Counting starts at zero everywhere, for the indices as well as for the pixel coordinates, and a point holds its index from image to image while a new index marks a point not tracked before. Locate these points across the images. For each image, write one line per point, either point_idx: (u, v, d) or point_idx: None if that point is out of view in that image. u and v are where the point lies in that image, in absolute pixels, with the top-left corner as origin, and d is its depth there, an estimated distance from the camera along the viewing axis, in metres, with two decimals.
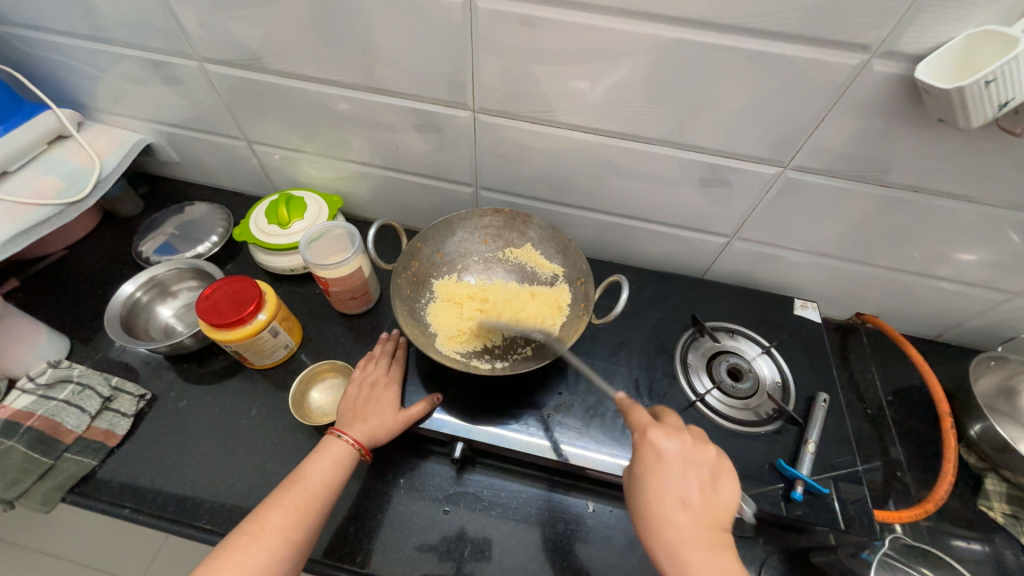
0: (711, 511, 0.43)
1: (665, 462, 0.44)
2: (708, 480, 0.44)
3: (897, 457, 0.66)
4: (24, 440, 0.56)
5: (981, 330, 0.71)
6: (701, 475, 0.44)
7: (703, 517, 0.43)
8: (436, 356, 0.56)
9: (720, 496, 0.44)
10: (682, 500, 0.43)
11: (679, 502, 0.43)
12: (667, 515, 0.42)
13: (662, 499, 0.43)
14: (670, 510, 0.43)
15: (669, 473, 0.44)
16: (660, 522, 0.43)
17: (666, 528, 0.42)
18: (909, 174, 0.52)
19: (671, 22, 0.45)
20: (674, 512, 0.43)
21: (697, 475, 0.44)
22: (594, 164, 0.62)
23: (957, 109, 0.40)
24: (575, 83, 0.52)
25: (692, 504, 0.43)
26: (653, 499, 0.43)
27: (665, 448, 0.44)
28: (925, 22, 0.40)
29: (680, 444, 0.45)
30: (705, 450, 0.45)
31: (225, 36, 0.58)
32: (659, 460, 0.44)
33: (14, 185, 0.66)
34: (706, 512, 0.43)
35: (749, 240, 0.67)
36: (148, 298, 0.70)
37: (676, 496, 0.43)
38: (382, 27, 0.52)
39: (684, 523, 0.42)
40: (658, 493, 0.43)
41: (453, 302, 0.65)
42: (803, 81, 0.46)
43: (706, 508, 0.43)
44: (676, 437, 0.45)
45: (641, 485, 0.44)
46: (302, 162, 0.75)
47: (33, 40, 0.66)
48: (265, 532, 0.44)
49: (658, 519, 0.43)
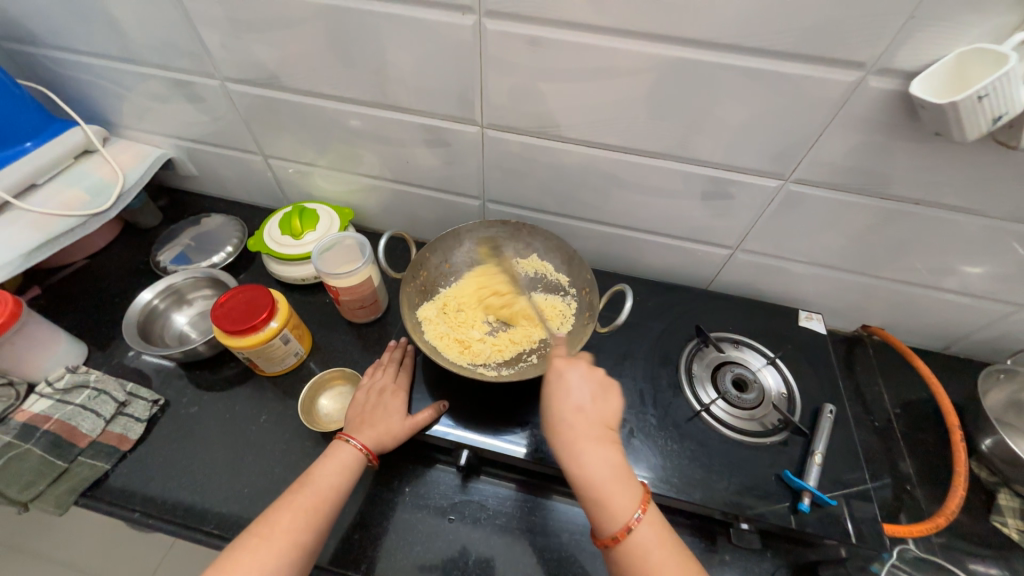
0: (602, 415, 0.48)
1: (565, 378, 0.49)
2: (602, 390, 0.49)
3: (907, 471, 0.65)
4: (41, 443, 0.58)
5: (989, 343, 0.71)
6: (595, 388, 0.49)
7: (596, 420, 0.47)
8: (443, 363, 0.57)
9: (611, 404, 0.49)
10: (578, 406, 0.48)
11: (575, 407, 0.47)
12: (566, 416, 0.47)
13: (563, 406, 0.48)
14: (566, 413, 0.47)
15: (567, 387, 0.49)
16: (559, 423, 0.47)
17: (563, 427, 0.47)
18: (908, 187, 0.53)
19: (671, 42, 0.47)
20: (569, 416, 0.47)
21: (591, 386, 0.49)
22: (599, 177, 0.63)
23: (953, 123, 0.41)
24: (580, 99, 0.54)
25: (586, 409, 0.47)
26: (554, 408, 0.48)
27: (568, 366, 0.50)
28: (918, 40, 0.41)
29: (577, 364, 0.50)
30: (599, 369, 0.51)
31: (246, 56, 0.61)
32: (561, 377, 0.50)
33: (42, 198, 0.69)
34: (597, 417, 0.47)
35: (752, 252, 0.68)
36: (164, 306, 0.72)
37: (572, 403, 0.48)
38: (395, 47, 0.54)
39: (578, 424, 0.47)
40: (558, 403, 0.48)
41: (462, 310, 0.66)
42: (799, 97, 0.48)
43: (599, 413, 0.48)
44: (576, 361, 0.51)
45: (547, 399, 0.49)
46: (315, 175, 0.78)
47: (65, 61, 0.69)
48: (275, 534, 0.45)
49: (557, 422, 0.47)
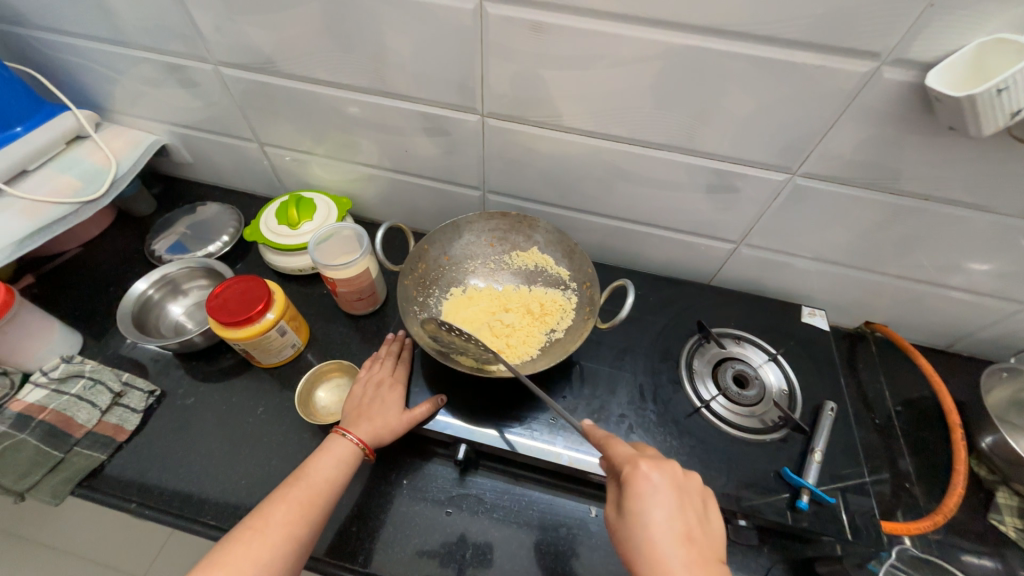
0: (708, 543, 0.41)
1: (663, 492, 0.41)
2: (699, 506, 0.43)
3: (906, 468, 0.65)
4: (36, 433, 0.57)
5: (993, 341, 0.70)
6: (693, 505, 0.42)
7: (705, 550, 0.40)
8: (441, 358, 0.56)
9: (712, 526, 0.42)
10: (683, 532, 0.40)
11: (680, 534, 0.40)
12: (675, 548, 0.39)
13: (667, 534, 0.40)
14: (671, 543, 0.39)
15: (665, 505, 0.41)
16: (663, 559, 0.39)
17: (672, 567, 0.38)
18: (918, 182, 0.51)
19: (679, 29, 0.45)
20: (676, 546, 0.39)
21: (690, 504, 0.42)
22: (602, 169, 0.62)
23: (968, 117, 0.40)
24: (585, 88, 0.53)
25: (691, 537, 0.40)
26: (654, 535, 0.40)
27: (660, 476, 0.42)
28: (935, 30, 0.40)
29: (669, 472, 0.43)
30: (693, 477, 0.44)
31: (240, 39, 0.59)
32: (657, 491, 0.41)
33: (34, 184, 0.68)
34: (705, 545, 0.40)
35: (756, 246, 0.67)
36: (159, 296, 0.71)
37: (677, 528, 0.40)
38: (394, 31, 0.53)
39: (689, 560, 0.39)
40: (660, 527, 0.40)
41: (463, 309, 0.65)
42: (810, 88, 0.46)
43: (705, 541, 0.41)
44: (664, 465, 0.43)
45: (639, 524, 0.40)
46: (312, 164, 0.76)
47: (55, 44, 0.68)
48: (269, 527, 0.45)
49: (661, 558, 0.39)
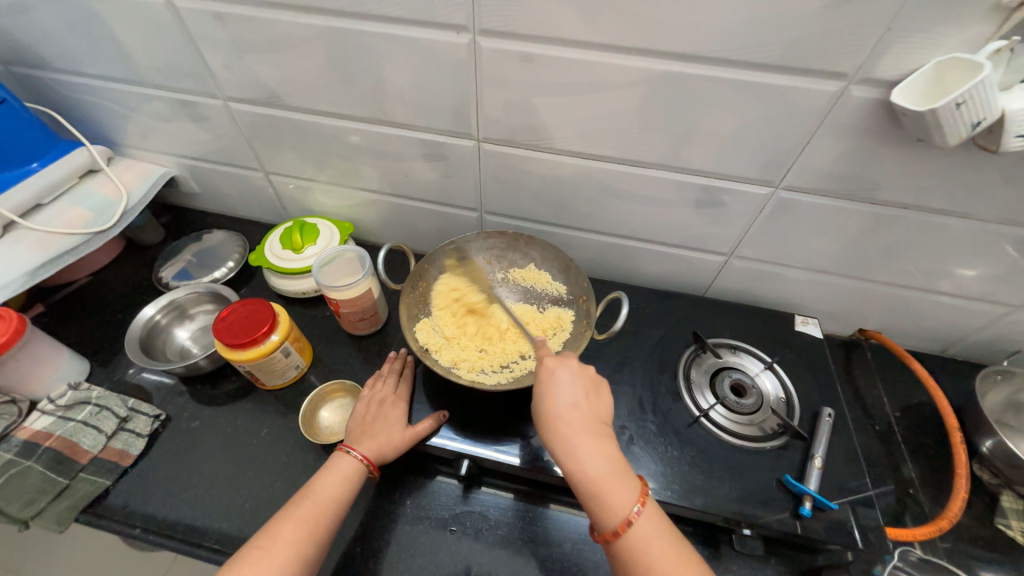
0: (595, 410, 0.47)
1: (554, 375, 0.49)
2: (592, 383, 0.49)
3: (909, 474, 0.65)
4: (43, 459, 0.58)
5: (985, 344, 0.71)
6: (587, 383, 0.49)
7: (589, 415, 0.47)
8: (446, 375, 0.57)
9: (605, 400, 0.49)
10: (574, 403, 0.47)
11: (570, 402, 0.47)
12: (560, 413, 0.46)
13: (556, 403, 0.47)
14: (561, 409, 0.47)
15: (559, 382, 0.48)
16: (553, 420, 0.46)
17: (558, 425, 0.46)
18: (896, 192, 0.54)
19: (659, 56, 0.48)
20: (566, 413, 0.47)
21: (583, 382, 0.49)
22: (593, 187, 0.65)
23: (933, 129, 0.43)
24: (574, 113, 0.56)
25: (579, 406, 0.47)
26: (548, 405, 0.47)
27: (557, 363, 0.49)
28: (896, 52, 0.43)
29: (565, 360, 0.50)
30: (588, 365, 0.50)
31: (248, 76, 0.63)
32: (553, 373, 0.49)
33: (48, 217, 0.70)
34: (592, 413, 0.47)
35: (746, 258, 0.69)
36: (166, 321, 0.73)
37: (566, 400, 0.47)
38: (393, 65, 0.56)
39: (573, 419, 0.46)
40: (553, 400, 0.47)
41: (454, 340, 0.63)
42: (786, 106, 0.49)
43: (592, 408, 0.47)
44: (563, 358, 0.50)
45: (538, 397, 0.48)
46: (315, 191, 0.79)
47: (73, 84, 0.71)
48: (277, 547, 0.45)
49: (553, 421, 0.46)
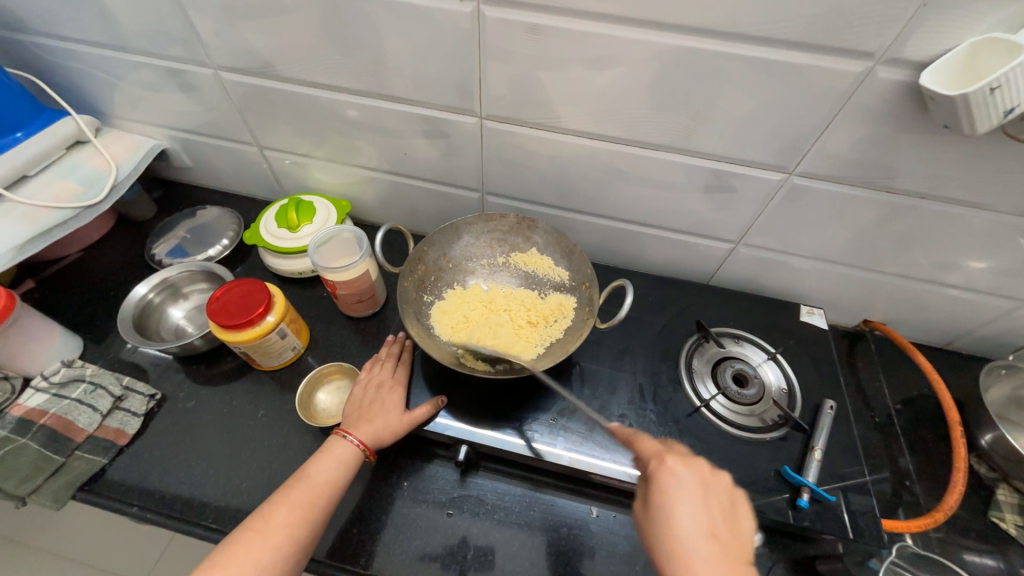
0: (736, 543, 0.41)
1: (684, 489, 0.42)
2: (727, 505, 0.43)
3: (906, 466, 0.65)
4: (37, 437, 0.57)
5: (991, 338, 0.70)
6: (719, 503, 0.42)
7: (728, 546, 0.40)
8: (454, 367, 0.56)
9: (740, 526, 0.42)
10: (712, 531, 0.40)
11: (705, 528, 0.40)
12: (694, 540, 0.40)
13: (688, 527, 0.40)
14: (697, 537, 0.40)
15: (690, 500, 0.41)
16: (687, 549, 0.39)
17: (695, 561, 0.39)
18: (914, 181, 0.52)
19: (675, 30, 0.45)
20: (701, 542, 0.40)
21: (717, 502, 0.42)
22: (600, 170, 0.62)
23: (962, 115, 0.40)
24: (582, 91, 0.53)
25: (714, 534, 0.40)
26: (677, 528, 0.40)
27: (685, 474, 0.43)
28: (927, 31, 0.40)
29: (696, 469, 0.43)
30: (722, 477, 0.44)
31: (240, 44, 0.59)
32: (680, 485, 0.42)
33: (34, 189, 0.68)
34: (732, 546, 0.40)
35: (754, 246, 0.67)
36: (160, 300, 0.71)
37: (702, 525, 0.40)
38: (392, 34, 0.53)
39: (713, 552, 0.39)
40: (683, 519, 0.41)
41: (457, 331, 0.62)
42: (806, 87, 0.47)
43: (731, 537, 0.41)
44: (691, 464, 0.44)
45: (664, 514, 0.41)
46: (311, 167, 0.77)
47: (55, 49, 0.68)
48: (270, 528, 0.45)
49: (685, 552, 0.39)
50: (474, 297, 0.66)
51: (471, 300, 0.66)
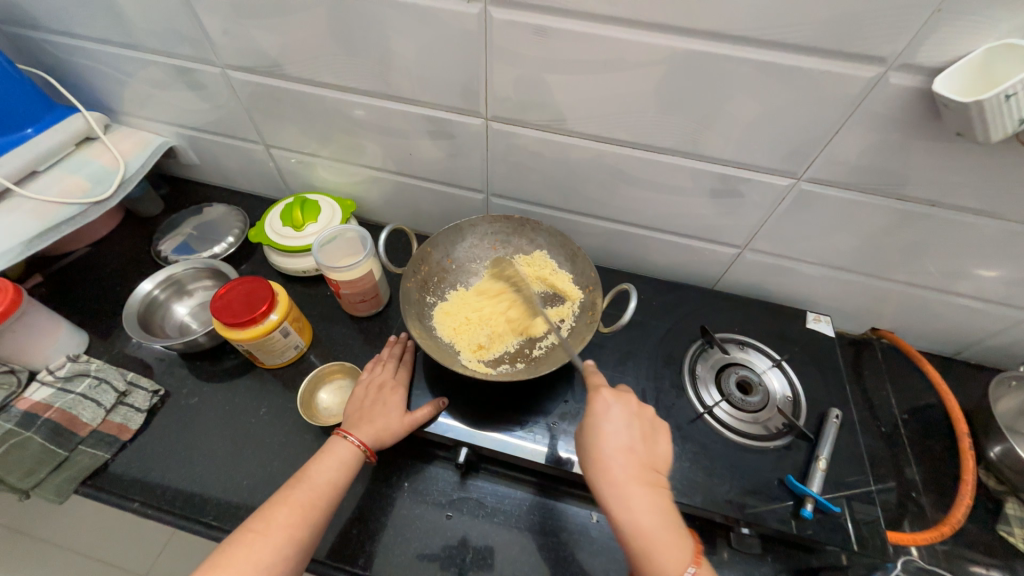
0: (651, 458, 0.45)
1: (611, 413, 0.46)
2: (649, 429, 0.47)
3: (912, 477, 0.64)
4: (42, 430, 0.58)
5: (1001, 349, 0.69)
6: (644, 427, 0.47)
7: (644, 461, 0.45)
8: (458, 370, 0.56)
9: (660, 445, 0.47)
10: (630, 447, 0.45)
11: (625, 446, 0.45)
12: (613, 454, 0.44)
13: (610, 444, 0.45)
14: (616, 451, 0.44)
15: (616, 422, 0.46)
16: (605, 460, 0.44)
17: (612, 469, 0.44)
18: (925, 188, 0.51)
19: (683, 33, 0.45)
20: (620, 456, 0.44)
21: (639, 425, 0.46)
22: (605, 172, 0.62)
23: (976, 122, 0.40)
24: (589, 93, 0.53)
25: (634, 449, 0.45)
26: (601, 443, 0.45)
27: (615, 402, 0.47)
28: (940, 36, 0.39)
29: (626, 400, 0.47)
30: (649, 408, 0.48)
31: (247, 43, 0.60)
32: (608, 411, 0.46)
33: (43, 185, 0.69)
34: (648, 459, 0.45)
35: (760, 251, 0.67)
36: (165, 296, 0.72)
37: (624, 443, 0.45)
38: (399, 35, 0.53)
39: (628, 463, 0.44)
40: (606, 438, 0.45)
41: (460, 332, 0.62)
42: (816, 92, 0.46)
43: (648, 454, 0.45)
44: (619, 392, 0.48)
45: (590, 432, 0.46)
46: (317, 166, 0.77)
47: (66, 46, 0.68)
48: (272, 529, 0.45)
49: (603, 462, 0.44)
50: (476, 296, 0.66)
51: (473, 300, 0.66)
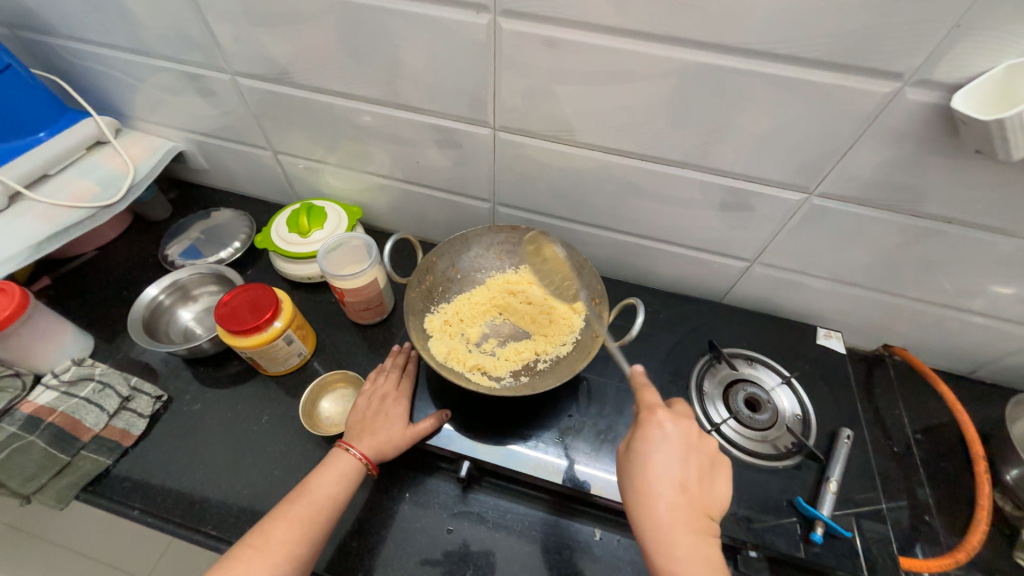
0: (703, 500, 0.43)
1: (664, 444, 0.44)
2: (705, 468, 0.44)
3: (925, 499, 0.63)
4: (44, 435, 0.58)
5: (1018, 368, 0.68)
6: (701, 464, 0.44)
7: (694, 502, 0.43)
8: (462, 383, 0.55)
9: (715, 487, 0.44)
10: (682, 484, 0.43)
11: (678, 483, 0.43)
12: (664, 491, 0.42)
13: (661, 478, 0.43)
14: (669, 487, 0.42)
15: (671, 453, 0.44)
16: (653, 496, 0.42)
17: (659, 506, 0.42)
18: (942, 205, 0.50)
19: (694, 46, 0.44)
20: (671, 492, 0.42)
21: (696, 464, 0.44)
22: (613, 183, 0.61)
23: (997, 141, 0.39)
24: (597, 105, 0.52)
25: (686, 488, 0.43)
26: (650, 476, 0.43)
27: (672, 430, 0.44)
28: (959, 52, 0.38)
29: (686, 432, 0.45)
30: (709, 442, 0.45)
31: (257, 50, 0.60)
32: (664, 439, 0.44)
33: (54, 189, 0.69)
34: (699, 500, 0.43)
35: (770, 265, 0.65)
36: (170, 301, 0.72)
37: (677, 478, 0.43)
38: (408, 45, 0.53)
39: (679, 504, 0.42)
40: (656, 472, 0.43)
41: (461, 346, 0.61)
42: (830, 107, 0.45)
43: (699, 495, 0.43)
44: (681, 427, 0.45)
45: (640, 462, 0.44)
46: (324, 173, 0.77)
47: (79, 52, 0.69)
48: (270, 545, 0.44)
49: (651, 497, 0.42)
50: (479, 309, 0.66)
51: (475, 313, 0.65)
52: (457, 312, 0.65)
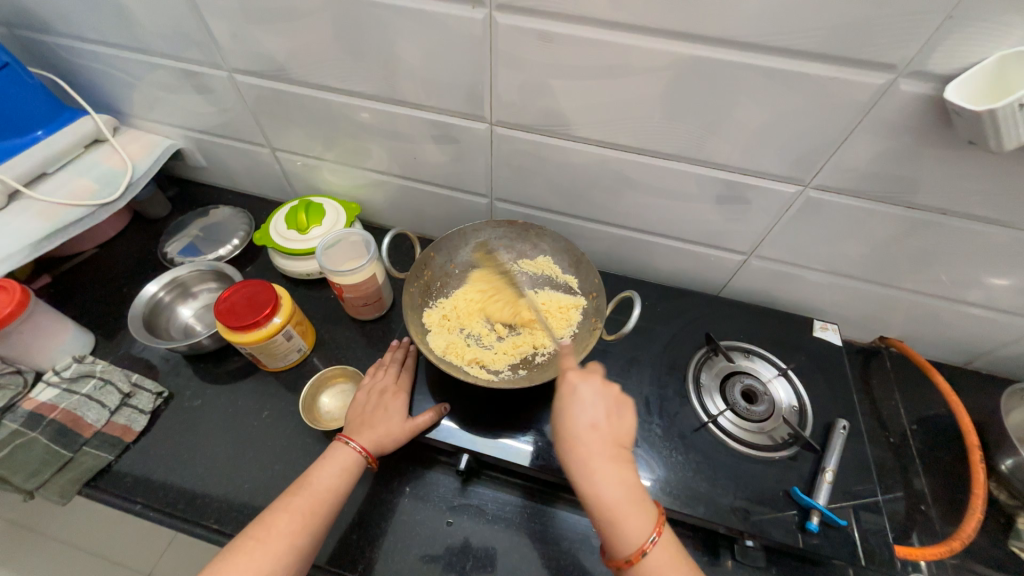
0: (618, 434, 0.45)
1: (576, 393, 0.46)
2: (617, 406, 0.46)
3: (921, 489, 0.63)
4: (47, 431, 0.58)
5: (1014, 359, 0.68)
6: (611, 403, 0.46)
7: (611, 438, 0.44)
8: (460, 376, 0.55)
9: (627, 420, 0.46)
10: (595, 424, 0.45)
11: (591, 424, 0.44)
12: (580, 433, 0.44)
13: (577, 424, 0.45)
14: (584, 429, 0.44)
15: (580, 403, 0.46)
16: (574, 441, 0.44)
17: (579, 448, 0.44)
18: (937, 196, 0.50)
19: (689, 39, 0.45)
20: (588, 435, 0.44)
21: (606, 401, 0.46)
22: (610, 177, 0.61)
23: (990, 132, 0.39)
24: (594, 99, 0.52)
25: (600, 426, 0.44)
26: (568, 423, 0.45)
27: (580, 383, 0.46)
28: (953, 43, 0.39)
29: (592, 379, 0.47)
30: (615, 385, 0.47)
31: (254, 47, 0.60)
32: (574, 391, 0.46)
33: (52, 187, 0.69)
34: (614, 434, 0.45)
35: (767, 258, 0.66)
36: (169, 298, 0.72)
37: (588, 419, 0.45)
38: (405, 40, 0.53)
39: (596, 441, 0.44)
40: (573, 418, 0.45)
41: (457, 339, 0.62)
42: (825, 99, 0.45)
43: (614, 431, 0.45)
44: (589, 375, 0.47)
45: (559, 413, 0.46)
46: (322, 169, 0.77)
47: (77, 50, 0.69)
48: (271, 537, 0.45)
49: (572, 442, 0.44)
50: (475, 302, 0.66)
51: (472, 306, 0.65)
52: (454, 305, 0.66)
